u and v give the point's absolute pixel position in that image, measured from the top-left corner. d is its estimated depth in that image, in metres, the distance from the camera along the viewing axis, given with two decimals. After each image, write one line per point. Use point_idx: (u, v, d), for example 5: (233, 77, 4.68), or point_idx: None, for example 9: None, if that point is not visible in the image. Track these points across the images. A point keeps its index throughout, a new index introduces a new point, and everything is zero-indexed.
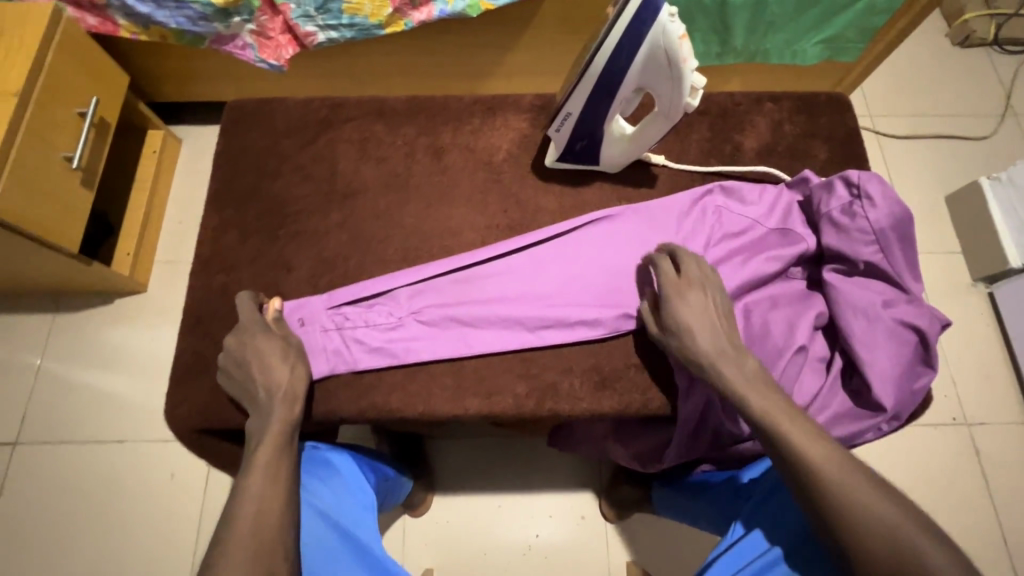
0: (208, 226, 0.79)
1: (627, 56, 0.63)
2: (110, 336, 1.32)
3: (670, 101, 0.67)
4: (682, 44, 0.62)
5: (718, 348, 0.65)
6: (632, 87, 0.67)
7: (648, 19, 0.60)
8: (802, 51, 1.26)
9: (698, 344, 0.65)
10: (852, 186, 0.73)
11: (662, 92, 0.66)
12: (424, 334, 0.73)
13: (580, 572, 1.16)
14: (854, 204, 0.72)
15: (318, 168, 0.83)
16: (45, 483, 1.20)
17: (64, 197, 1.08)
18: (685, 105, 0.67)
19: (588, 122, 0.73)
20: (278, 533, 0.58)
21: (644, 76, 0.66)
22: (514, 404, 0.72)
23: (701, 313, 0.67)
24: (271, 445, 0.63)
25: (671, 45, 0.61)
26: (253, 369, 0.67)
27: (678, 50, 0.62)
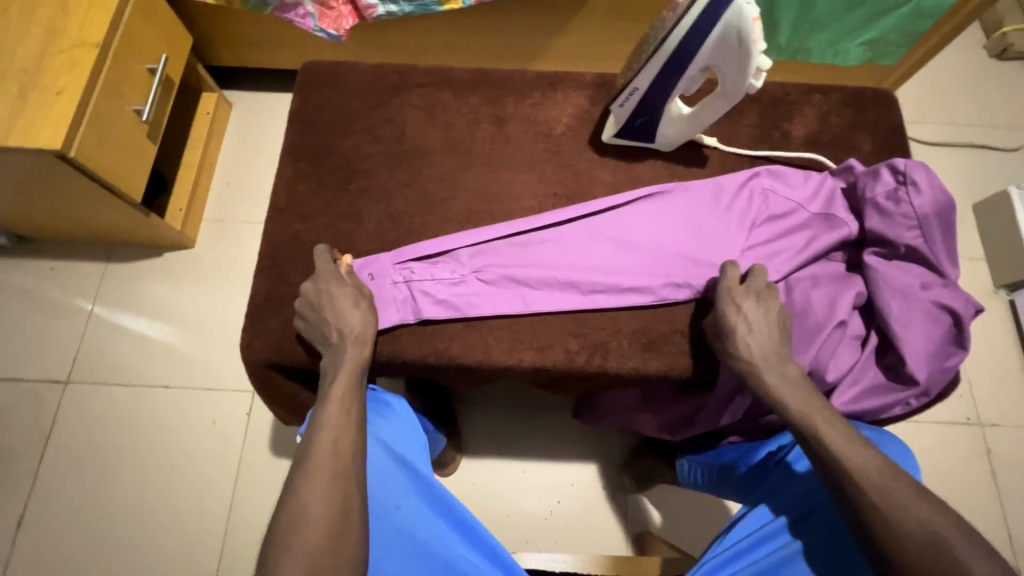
0: (283, 177, 0.84)
1: (701, 35, 0.67)
2: (159, 286, 1.38)
3: (734, 82, 0.71)
4: (756, 27, 0.66)
5: (767, 352, 0.70)
6: (700, 66, 0.71)
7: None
8: (844, 52, 1.29)
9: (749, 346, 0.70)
10: (897, 173, 0.76)
11: (728, 72, 0.70)
12: (485, 290, 0.78)
13: (598, 538, 1.21)
14: (899, 190, 0.76)
15: (388, 129, 0.88)
16: (94, 421, 1.26)
17: (132, 148, 1.13)
18: (748, 86, 0.71)
19: (651, 99, 0.78)
20: (354, 455, 0.63)
21: (714, 56, 0.70)
22: (566, 358, 0.77)
23: (756, 319, 0.72)
24: (346, 380, 0.68)
25: (744, 26, 0.65)
26: (328, 312, 0.72)
27: (752, 32, 0.65)
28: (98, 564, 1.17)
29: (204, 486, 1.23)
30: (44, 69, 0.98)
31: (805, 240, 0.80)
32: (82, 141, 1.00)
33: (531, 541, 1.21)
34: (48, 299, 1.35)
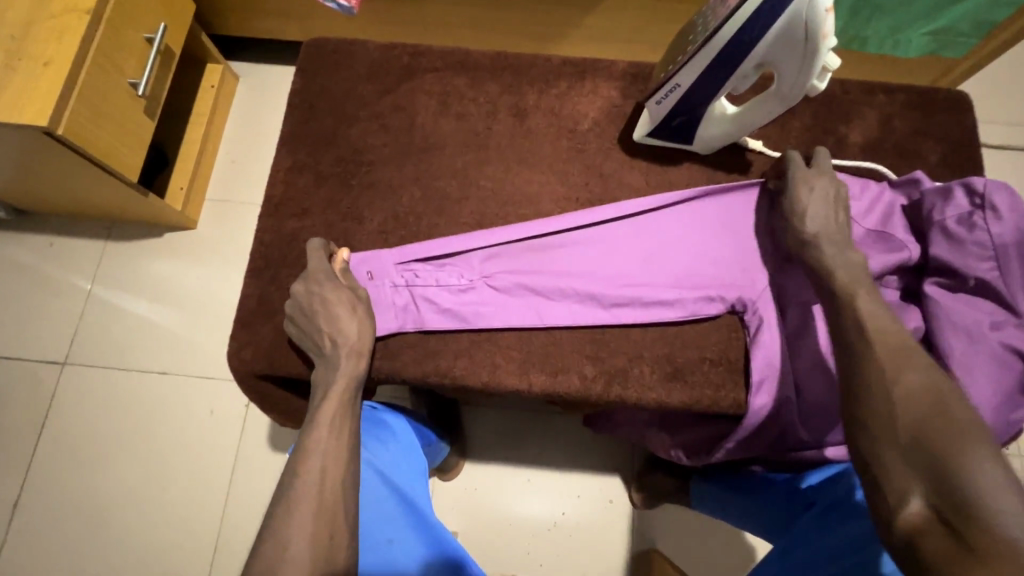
0: (280, 167, 0.77)
1: (761, 28, 0.58)
2: (159, 267, 1.33)
3: (793, 82, 0.62)
4: (828, 20, 0.56)
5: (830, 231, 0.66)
6: (755, 62, 0.62)
7: None
8: (905, 42, 1.16)
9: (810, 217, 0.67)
10: (974, 195, 0.67)
11: (786, 70, 0.61)
12: (494, 299, 0.71)
13: (604, 551, 1.16)
14: (975, 215, 0.66)
15: (396, 118, 0.79)
16: (92, 404, 1.24)
17: (128, 124, 1.06)
18: (809, 87, 0.62)
19: (692, 97, 0.68)
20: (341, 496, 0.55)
21: (774, 51, 0.60)
22: (580, 385, 0.69)
23: (824, 198, 0.68)
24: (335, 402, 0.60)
25: (814, 18, 0.55)
26: (321, 320, 0.65)
27: (823, 25, 0.56)
28: (93, 550, 1.15)
29: (200, 477, 1.20)
30: (30, 36, 0.91)
31: None
32: (71, 116, 0.93)
33: (532, 552, 1.16)
34: (47, 276, 1.31)
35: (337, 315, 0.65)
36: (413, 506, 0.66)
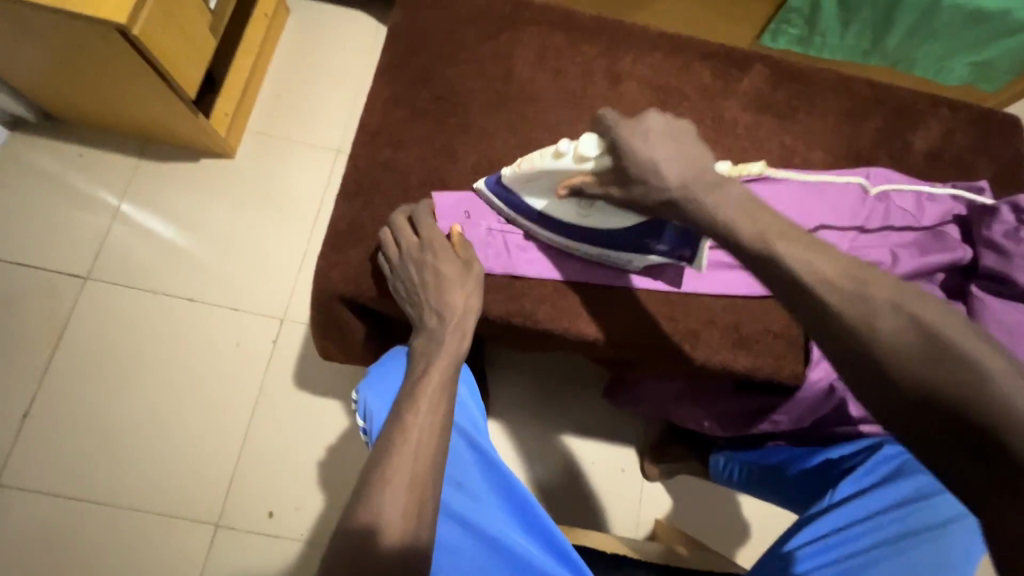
0: (378, 97, 0.77)
1: (571, 219, 0.69)
2: (193, 193, 1.30)
3: (557, 176, 0.64)
4: (524, 165, 0.66)
5: (643, 150, 0.55)
6: (546, 202, 0.69)
7: (543, 218, 0.70)
8: (948, 69, 1.23)
9: (648, 153, 0.55)
10: (1020, 213, 0.74)
11: (548, 180, 0.66)
12: (583, 253, 0.74)
13: (613, 515, 1.21)
14: (1021, 230, 0.73)
15: (494, 65, 0.80)
16: (113, 323, 1.21)
17: (193, 36, 1.03)
18: (578, 167, 0.62)
19: (614, 237, 0.69)
20: None
21: (538, 196, 0.69)
22: (655, 341, 0.73)
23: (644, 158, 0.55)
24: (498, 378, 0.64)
25: (534, 176, 0.66)
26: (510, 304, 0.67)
27: (522, 172, 0.66)
28: (104, 469, 1.13)
29: (220, 407, 1.19)
30: None
31: (908, 255, 0.76)
32: (146, 19, 0.90)
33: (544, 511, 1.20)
34: (73, 188, 1.27)
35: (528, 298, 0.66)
36: (477, 446, 0.74)
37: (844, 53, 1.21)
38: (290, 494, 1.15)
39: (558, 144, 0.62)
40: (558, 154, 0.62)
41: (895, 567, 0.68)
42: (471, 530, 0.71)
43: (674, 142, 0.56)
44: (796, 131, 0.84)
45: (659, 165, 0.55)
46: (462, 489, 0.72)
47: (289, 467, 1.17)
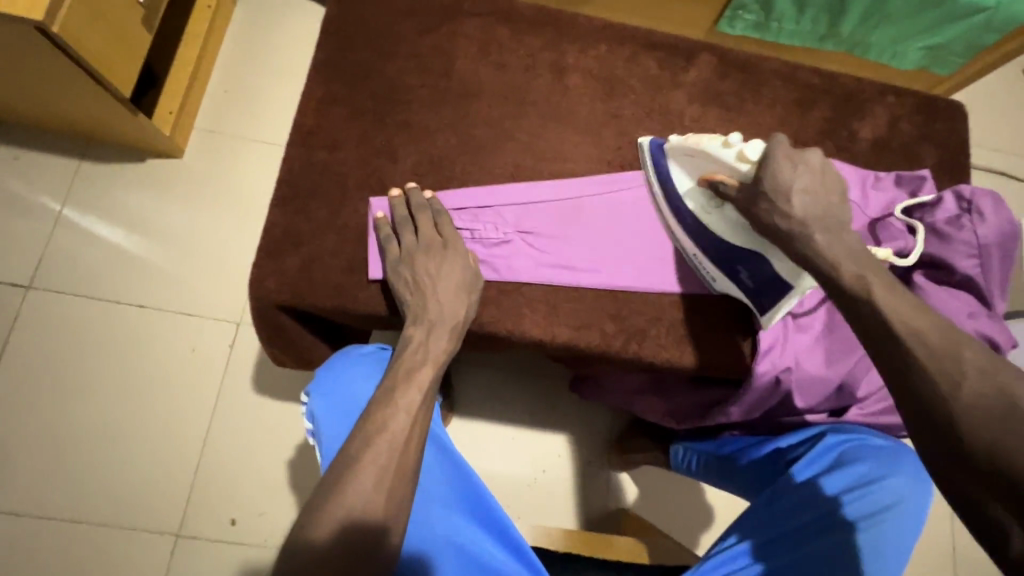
0: (313, 96, 0.74)
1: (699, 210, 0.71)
2: (140, 195, 1.25)
3: (710, 166, 0.68)
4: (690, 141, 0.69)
5: (785, 176, 0.61)
6: (689, 185, 0.72)
7: (681, 204, 0.73)
8: (902, 53, 1.23)
9: (788, 181, 0.61)
10: (963, 201, 0.74)
11: (700, 166, 0.69)
12: (527, 253, 0.73)
13: (581, 507, 1.22)
14: (963, 217, 0.73)
15: (435, 60, 0.78)
16: (60, 333, 1.16)
17: (124, 32, 0.98)
18: (735, 166, 0.65)
19: (716, 247, 0.71)
20: None
21: (687, 175, 0.71)
22: (602, 340, 0.72)
23: (796, 177, 0.61)
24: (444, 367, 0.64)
25: (693, 152, 0.69)
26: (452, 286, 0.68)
27: (683, 146, 0.69)
28: (57, 484, 1.10)
29: (177, 416, 1.16)
30: None
31: None
32: (68, 16, 0.86)
33: (511, 506, 1.20)
34: (12, 193, 1.21)
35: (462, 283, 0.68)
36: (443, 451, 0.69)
37: (800, 38, 1.20)
38: (253, 500, 1.14)
39: (730, 136, 0.65)
40: (726, 145, 0.65)
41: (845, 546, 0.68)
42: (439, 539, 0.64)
43: (815, 186, 0.61)
44: (744, 122, 0.83)
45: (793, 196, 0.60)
46: (430, 495, 0.66)
47: (251, 473, 1.15)
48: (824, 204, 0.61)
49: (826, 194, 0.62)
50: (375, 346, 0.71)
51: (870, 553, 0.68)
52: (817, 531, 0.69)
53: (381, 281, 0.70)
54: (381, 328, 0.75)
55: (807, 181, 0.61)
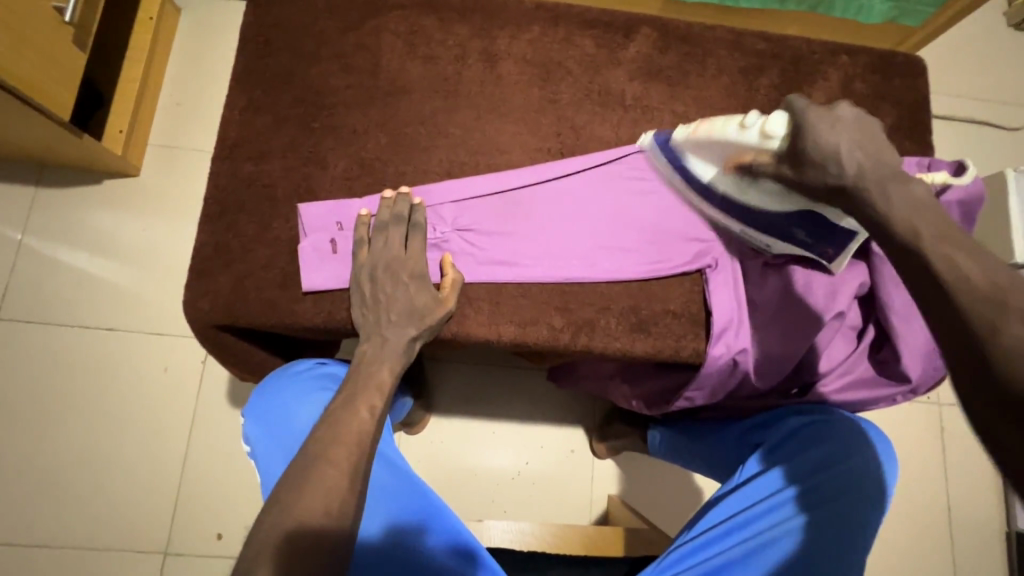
0: (236, 107, 0.73)
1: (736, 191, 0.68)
2: (99, 217, 1.24)
3: (733, 149, 0.64)
4: (701, 132, 0.67)
5: (828, 135, 0.55)
6: (714, 174, 0.69)
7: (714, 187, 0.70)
8: (868, 8, 1.09)
9: (833, 140, 0.54)
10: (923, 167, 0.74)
11: (721, 152, 0.66)
12: (466, 252, 0.71)
13: (566, 496, 1.21)
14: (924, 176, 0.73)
15: (360, 58, 0.75)
16: (31, 362, 1.16)
17: (53, 54, 0.96)
18: (761, 144, 0.61)
19: (764, 216, 0.69)
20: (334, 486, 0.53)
21: (708, 163, 0.69)
22: (549, 335, 0.71)
23: (839, 132, 0.55)
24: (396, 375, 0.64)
25: (710, 143, 0.66)
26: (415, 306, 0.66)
27: (699, 137, 0.67)
28: (42, 511, 1.11)
29: (155, 435, 1.16)
30: None
31: None
32: None
33: (497, 500, 1.19)
34: None
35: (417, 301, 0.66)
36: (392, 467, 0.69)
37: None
38: (237, 514, 1.14)
39: (746, 117, 0.62)
40: (744, 126, 0.61)
41: (822, 525, 0.66)
42: (387, 553, 0.63)
43: (862, 139, 0.55)
44: (689, 97, 0.80)
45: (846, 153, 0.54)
46: (376, 513, 0.65)
47: (233, 487, 1.15)
48: (878, 153, 0.54)
49: (878, 145, 0.55)
50: (310, 362, 0.72)
51: (838, 541, 0.65)
52: (786, 518, 0.66)
53: (315, 293, 0.68)
54: (327, 339, 0.74)
55: (856, 133, 0.55)
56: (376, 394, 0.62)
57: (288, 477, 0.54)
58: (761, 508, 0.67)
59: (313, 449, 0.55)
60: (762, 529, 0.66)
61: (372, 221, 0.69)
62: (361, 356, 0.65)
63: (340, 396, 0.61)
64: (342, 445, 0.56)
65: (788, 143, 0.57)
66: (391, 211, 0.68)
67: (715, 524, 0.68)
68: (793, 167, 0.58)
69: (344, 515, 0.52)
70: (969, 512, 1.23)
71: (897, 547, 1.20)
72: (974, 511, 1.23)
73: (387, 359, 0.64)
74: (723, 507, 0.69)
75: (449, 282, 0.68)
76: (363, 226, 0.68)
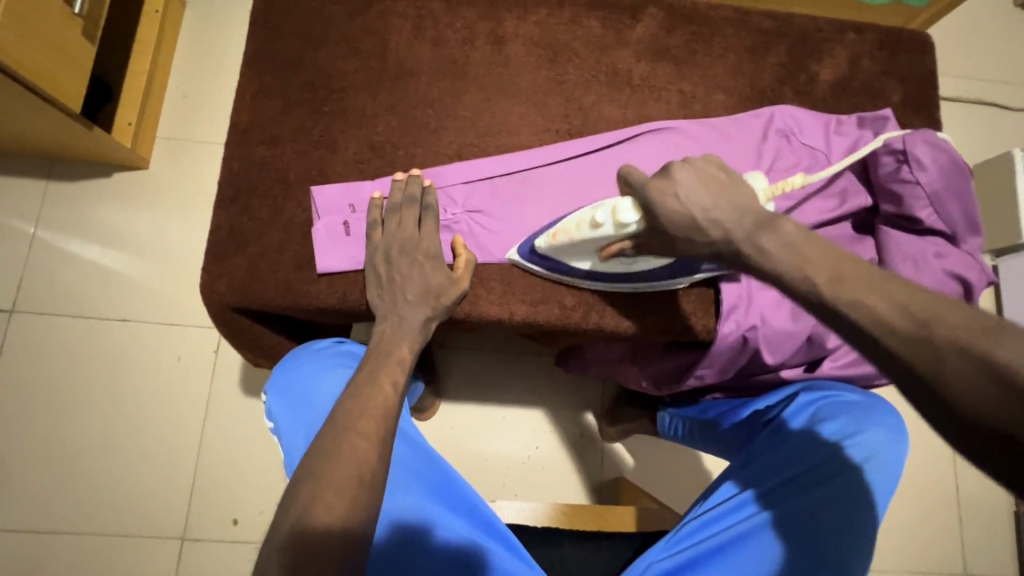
0: (247, 92, 0.73)
1: (620, 269, 0.69)
2: (109, 210, 1.25)
3: (599, 243, 0.64)
4: (558, 236, 0.66)
5: (673, 212, 0.55)
6: (590, 263, 0.68)
7: (590, 274, 0.70)
8: None
9: (682, 212, 0.55)
10: (896, 153, 0.71)
11: (590, 248, 0.65)
12: (479, 232, 0.72)
13: (575, 480, 1.22)
14: (902, 170, 0.71)
15: (368, 41, 0.76)
16: (47, 353, 1.18)
17: (63, 45, 0.97)
18: (619, 232, 0.61)
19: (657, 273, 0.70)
20: (361, 458, 0.54)
21: (581, 257, 0.68)
22: (561, 313, 0.72)
23: (680, 200, 0.55)
24: (414, 353, 0.65)
25: (569, 247, 0.66)
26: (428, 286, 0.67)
27: (560, 244, 0.66)
28: (61, 499, 1.13)
29: (170, 423, 1.18)
30: None
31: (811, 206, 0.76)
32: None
33: (507, 484, 1.20)
34: None
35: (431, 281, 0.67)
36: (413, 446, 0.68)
37: None
38: (252, 500, 1.16)
39: (594, 215, 0.62)
40: (596, 224, 0.62)
41: (829, 500, 0.67)
42: (409, 533, 0.63)
43: (714, 190, 0.55)
44: (696, 77, 0.80)
45: (704, 219, 0.54)
46: (397, 489, 0.65)
47: (248, 474, 1.17)
48: (729, 197, 0.55)
49: (726, 189, 0.55)
50: (329, 341, 0.73)
51: (837, 516, 0.67)
52: (785, 494, 0.68)
53: (331, 274, 0.69)
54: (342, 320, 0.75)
55: (700, 193, 0.54)
56: (397, 369, 0.63)
57: (309, 452, 0.55)
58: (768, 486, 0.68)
59: (333, 425, 0.57)
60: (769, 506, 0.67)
61: (384, 204, 0.70)
62: (378, 336, 0.66)
63: (362, 371, 0.62)
64: (361, 421, 0.57)
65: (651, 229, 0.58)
66: (403, 193, 0.69)
67: (722, 503, 0.69)
68: (665, 241, 0.58)
69: (368, 486, 0.54)
70: (977, 491, 1.24)
71: (906, 525, 1.21)
72: (983, 490, 1.24)
73: (405, 336, 0.65)
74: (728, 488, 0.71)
75: (464, 261, 0.69)
76: (375, 208, 0.69)
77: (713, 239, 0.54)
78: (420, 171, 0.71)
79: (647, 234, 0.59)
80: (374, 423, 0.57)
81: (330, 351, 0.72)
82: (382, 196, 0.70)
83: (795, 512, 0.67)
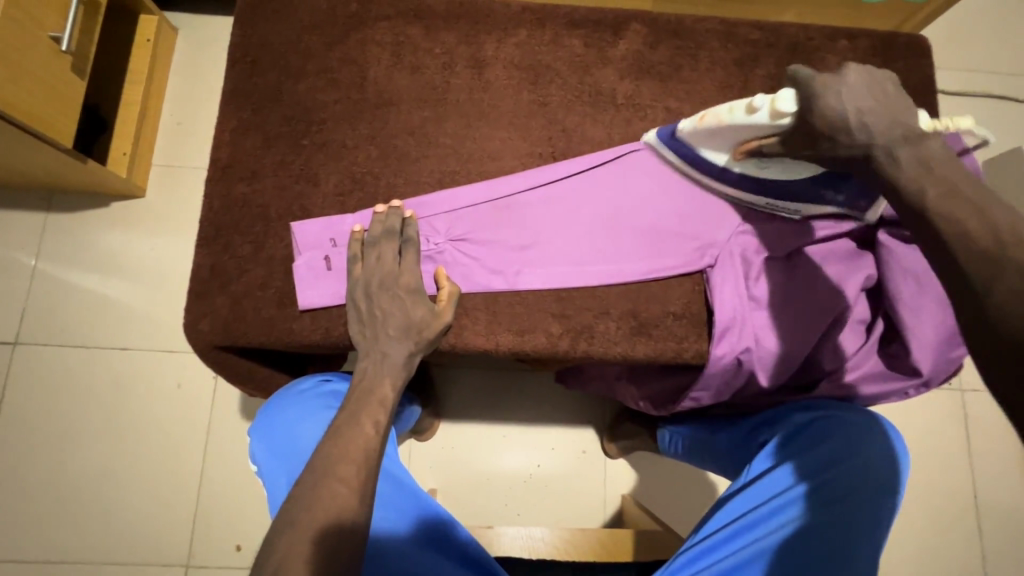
0: (226, 128, 0.73)
1: (753, 169, 0.70)
2: (109, 239, 1.26)
3: (741, 136, 0.64)
4: (705, 120, 0.67)
5: (838, 104, 0.53)
6: (726, 157, 0.70)
7: (716, 165, 0.71)
8: None
9: (840, 108, 0.53)
10: None
11: (731, 138, 0.66)
12: (461, 260, 0.71)
13: (579, 497, 1.20)
14: None
15: (346, 71, 0.75)
16: (51, 384, 1.19)
17: (52, 82, 0.98)
18: (770, 124, 0.60)
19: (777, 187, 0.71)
20: (343, 505, 0.53)
21: (716, 149, 0.69)
22: (548, 342, 0.70)
23: (857, 93, 0.53)
24: (394, 391, 0.64)
25: (708, 131, 0.67)
26: (408, 321, 0.65)
27: (703, 128, 0.67)
28: (69, 529, 1.14)
29: (172, 450, 1.18)
30: None
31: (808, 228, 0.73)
32: None
33: (510, 503, 1.19)
34: None
35: (411, 315, 0.66)
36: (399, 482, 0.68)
37: None
38: (255, 526, 1.16)
39: (753, 99, 0.61)
40: (751, 110, 0.61)
41: (829, 525, 0.65)
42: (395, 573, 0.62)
43: (879, 100, 0.53)
44: (682, 92, 0.78)
45: (857, 120, 0.53)
46: (382, 528, 0.65)
47: (250, 499, 1.17)
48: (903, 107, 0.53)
49: (894, 101, 0.54)
50: (314, 380, 0.72)
51: (833, 551, 0.63)
52: (778, 526, 0.65)
53: (313, 310, 0.69)
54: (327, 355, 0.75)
55: (883, 98, 0.53)
56: (379, 409, 0.62)
57: (290, 498, 0.54)
58: (766, 508, 0.66)
59: (314, 469, 0.56)
60: (766, 532, 0.65)
61: (365, 237, 0.69)
62: (360, 375, 0.64)
63: (343, 413, 0.61)
64: (342, 464, 0.56)
65: (800, 123, 0.56)
66: (383, 226, 0.68)
67: (719, 527, 0.67)
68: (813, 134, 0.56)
69: (351, 533, 0.52)
70: (996, 500, 1.20)
71: (921, 538, 1.17)
72: (1002, 499, 1.20)
73: (387, 373, 0.64)
74: (727, 510, 0.68)
75: (447, 294, 0.68)
76: (356, 242, 0.68)
77: (865, 138, 0.53)
78: (400, 202, 0.70)
79: (793, 131, 0.58)
80: (356, 466, 0.56)
81: (314, 390, 0.71)
82: (363, 229, 0.70)
83: (790, 539, 0.64)
